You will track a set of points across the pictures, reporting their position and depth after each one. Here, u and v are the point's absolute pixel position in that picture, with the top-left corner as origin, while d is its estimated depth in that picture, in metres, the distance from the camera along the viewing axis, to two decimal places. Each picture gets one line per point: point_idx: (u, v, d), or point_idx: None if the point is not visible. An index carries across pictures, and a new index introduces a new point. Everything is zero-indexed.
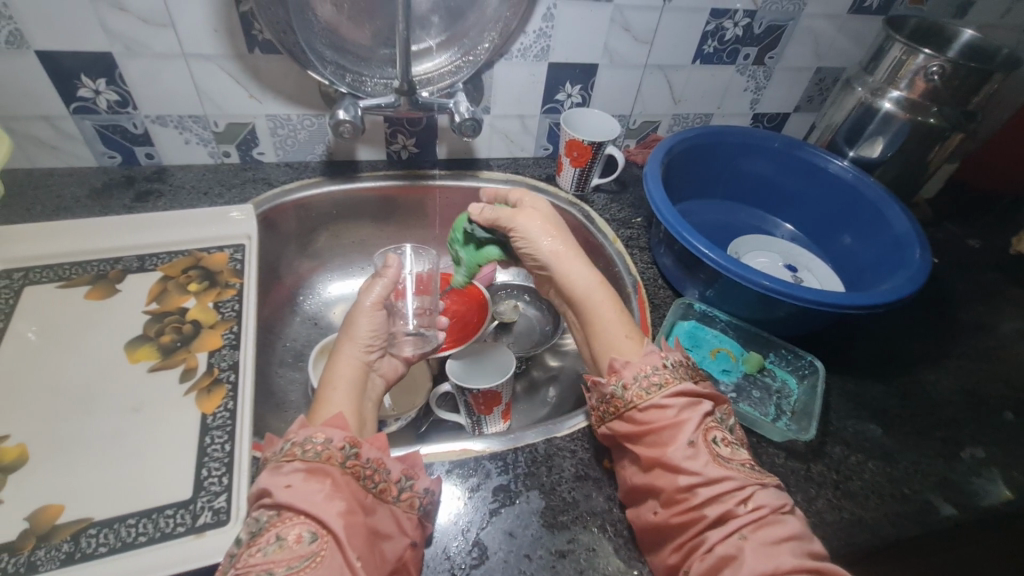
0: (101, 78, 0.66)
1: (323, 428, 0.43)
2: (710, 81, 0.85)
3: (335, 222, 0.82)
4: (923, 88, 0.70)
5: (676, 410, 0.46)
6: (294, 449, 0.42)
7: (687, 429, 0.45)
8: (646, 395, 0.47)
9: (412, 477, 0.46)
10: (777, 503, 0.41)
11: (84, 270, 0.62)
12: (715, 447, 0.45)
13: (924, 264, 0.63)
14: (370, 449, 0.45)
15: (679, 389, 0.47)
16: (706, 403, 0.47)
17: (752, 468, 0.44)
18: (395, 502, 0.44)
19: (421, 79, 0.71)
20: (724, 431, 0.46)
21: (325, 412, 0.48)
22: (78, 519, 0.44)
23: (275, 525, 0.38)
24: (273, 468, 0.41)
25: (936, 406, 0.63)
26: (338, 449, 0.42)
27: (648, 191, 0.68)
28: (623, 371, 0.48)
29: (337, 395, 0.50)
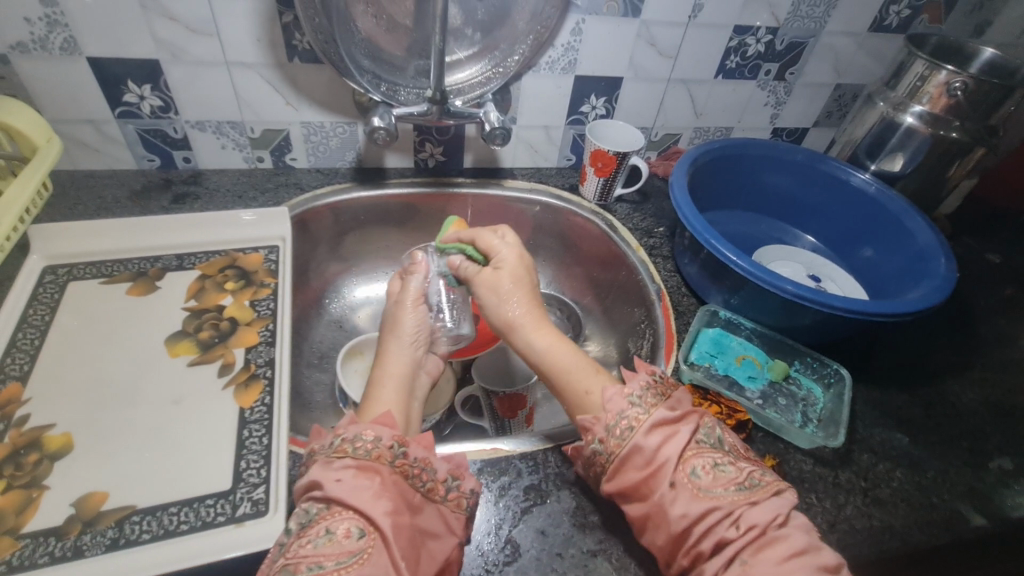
0: (147, 84, 0.69)
1: (372, 427, 0.46)
2: (731, 96, 0.87)
3: (363, 227, 0.84)
4: (945, 103, 0.71)
5: (653, 445, 0.44)
6: (345, 446, 0.44)
7: (665, 472, 0.43)
8: (623, 444, 0.45)
9: (458, 478, 0.47)
10: (767, 521, 0.40)
11: (125, 268, 0.64)
12: (695, 479, 0.43)
13: (950, 274, 0.64)
14: (417, 449, 0.46)
15: (650, 424, 0.45)
16: (683, 429, 0.45)
17: (739, 487, 0.42)
18: (442, 502, 0.45)
19: (453, 89, 0.73)
20: (705, 454, 0.44)
21: (374, 408, 0.51)
22: (121, 506, 0.45)
23: (324, 518, 0.40)
24: (323, 462, 0.43)
25: (963, 417, 0.63)
26: (388, 448, 0.44)
27: (674, 199, 0.69)
28: (594, 427, 0.47)
29: (387, 393, 0.53)
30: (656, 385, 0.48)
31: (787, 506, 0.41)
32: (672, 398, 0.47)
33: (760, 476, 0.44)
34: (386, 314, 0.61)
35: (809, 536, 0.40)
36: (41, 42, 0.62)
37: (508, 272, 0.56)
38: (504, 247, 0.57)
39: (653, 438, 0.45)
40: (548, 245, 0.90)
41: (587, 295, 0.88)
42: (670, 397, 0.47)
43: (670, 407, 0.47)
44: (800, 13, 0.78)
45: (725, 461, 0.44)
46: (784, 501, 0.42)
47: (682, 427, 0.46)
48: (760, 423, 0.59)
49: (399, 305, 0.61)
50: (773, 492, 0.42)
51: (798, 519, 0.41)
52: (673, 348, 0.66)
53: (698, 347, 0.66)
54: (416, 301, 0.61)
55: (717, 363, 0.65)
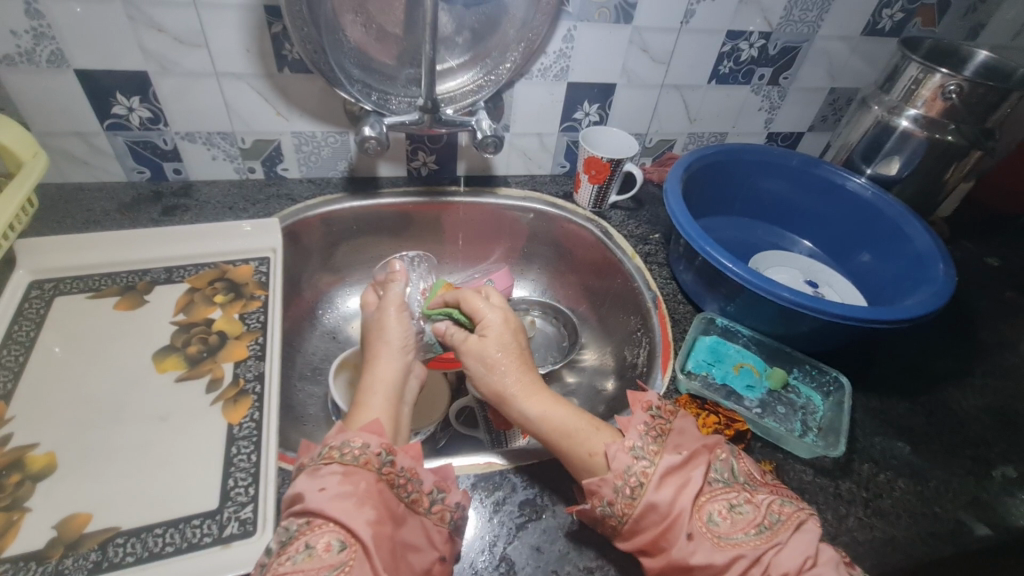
0: (136, 96, 0.68)
1: (359, 432, 0.45)
2: (725, 101, 0.86)
3: (356, 237, 0.83)
4: (940, 106, 0.71)
5: (667, 499, 0.43)
6: (333, 452, 0.43)
7: (681, 525, 0.42)
8: (635, 504, 0.44)
9: (443, 490, 0.47)
10: (799, 566, 0.39)
11: (113, 282, 0.63)
12: (713, 526, 0.42)
13: (949, 279, 0.63)
14: (404, 458, 0.46)
15: (659, 477, 0.44)
16: (695, 476, 0.44)
17: (758, 530, 0.41)
18: (426, 514, 0.45)
19: (445, 97, 0.73)
20: (719, 498, 0.43)
21: (364, 416, 0.50)
22: (105, 528, 0.43)
23: (304, 533, 0.39)
24: (311, 470, 0.43)
25: (964, 424, 0.62)
26: (376, 454, 0.44)
27: (669, 206, 0.68)
28: (601, 490, 0.45)
29: (376, 399, 0.52)
30: (654, 426, 0.47)
31: (813, 543, 0.40)
32: (671, 434, 0.47)
33: (778, 510, 0.43)
34: (369, 321, 0.60)
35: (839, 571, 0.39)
36: (28, 55, 0.62)
37: (496, 337, 0.56)
38: (490, 310, 0.58)
39: (664, 491, 0.43)
40: (543, 253, 0.89)
41: (583, 303, 0.87)
42: (668, 433, 0.47)
43: (673, 449, 0.46)
44: (793, 18, 0.78)
45: (740, 502, 0.43)
46: (809, 536, 0.41)
47: (692, 475, 0.44)
48: (759, 433, 0.58)
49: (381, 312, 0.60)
50: (794, 527, 0.42)
51: (825, 553, 0.41)
52: (669, 356, 0.65)
53: (695, 355, 0.66)
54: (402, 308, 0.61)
55: (714, 372, 0.64)
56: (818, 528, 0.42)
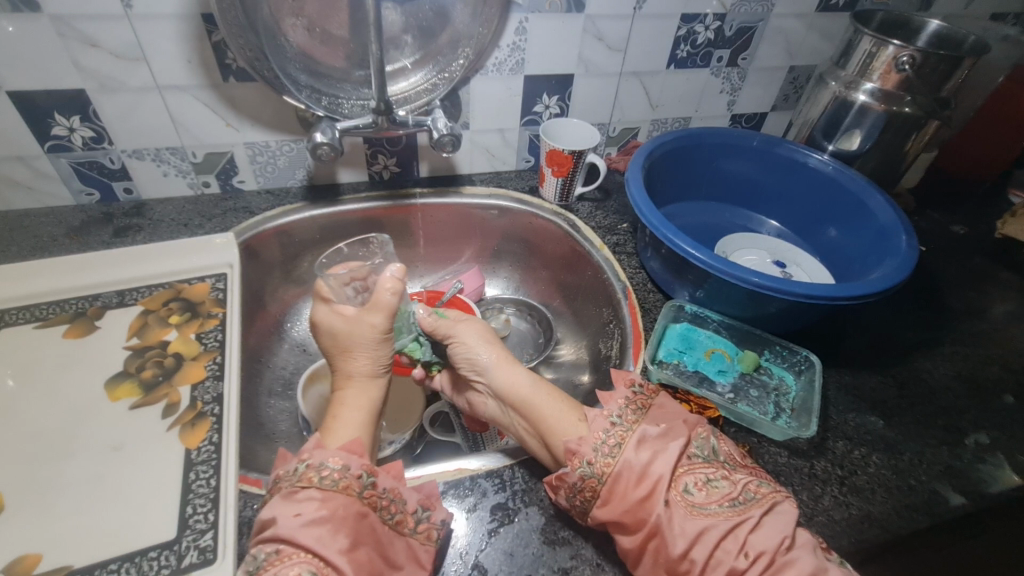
0: (76, 116, 0.66)
1: (338, 453, 0.44)
2: (685, 85, 0.86)
3: (319, 246, 0.81)
4: (896, 79, 0.71)
5: (644, 461, 0.44)
6: (310, 475, 0.43)
7: (658, 491, 0.43)
8: (613, 462, 0.44)
9: (429, 508, 0.46)
10: (775, 545, 0.39)
11: (62, 309, 0.61)
12: (689, 496, 0.43)
13: (912, 250, 0.63)
14: (387, 478, 0.45)
15: (637, 441, 0.45)
16: (674, 443, 0.45)
17: (734, 503, 0.42)
18: (412, 535, 0.43)
19: (398, 98, 0.72)
20: (697, 470, 0.44)
21: (343, 433, 0.48)
22: (56, 568, 0.42)
23: (272, 565, 0.38)
24: (286, 494, 0.42)
25: (935, 393, 0.62)
26: (356, 478, 0.43)
27: (630, 196, 0.67)
28: (581, 450, 0.46)
29: (353, 416, 0.50)
30: (635, 399, 0.49)
31: (789, 524, 0.40)
32: (652, 409, 0.48)
33: (756, 488, 0.43)
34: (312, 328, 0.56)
35: (814, 557, 0.39)
36: None
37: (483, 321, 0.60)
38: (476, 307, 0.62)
39: (642, 454, 0.45)
40: (513, 250, 0.88)
41: (556, 298, 0.86)
42: (649, 408, 0.48)
43: (651, 421, 0.47)
44: None
45: (717, 476, 0.43)
46: (784, 517, 0.41)
47: (674, 441, 0.45)
48: (732, 418, 0.57)
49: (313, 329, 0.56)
50: (769, 506, 0.41)
51: (801, 537, 0.41)
52: (640, 346, 0.64)
53: (666, 344, 0.65)
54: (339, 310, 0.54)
55: (686, 359, 0.64)
56: (794, 510, 0.42)
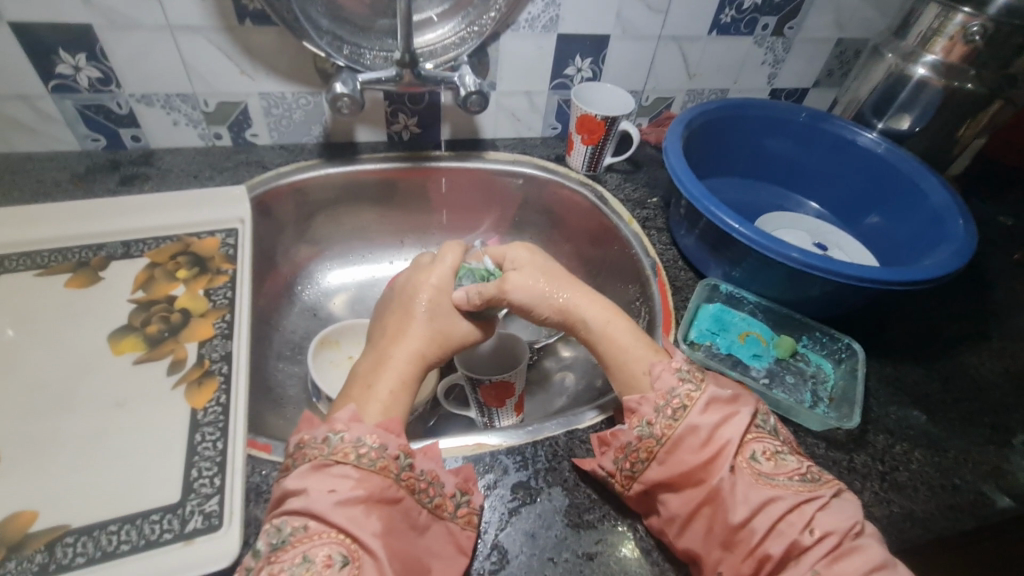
0: (82, 53, 0.61)
1: (374, 430, 0.41)
2: (727, 53, 0.80)
3: (333, 207, 0.77)
4: (962, 51, 0.66)
5: (712, 424, 0.43)
6: (346, 450, 0.40)
7: (725, 457, 0.41)
8: (675, 425, 0.43)
9: (467, 493, 0.43)
10: (845, 527, 0.38)
11: (65, 257, 0.58)
12: (756, 464, 0.42)
13: (969, 236, 0.59)
14: (425, 461, 0.43)
15: (705, 403, 0.44)
16: (743, 410, 0.44)
17: (803, 479, 0.41)
18: (452, 519, 0.41)
19: (424, 51, 0.67)
20: (765, 440, 0.43)
21: (377, 403, 0.45)
22: (53, 526, 0.39)
23: (301, 542, 0.36)
24: (319, 467, 0.39)
25: (982, 390, 0.59)
26: (394, 458, 0.40)
27: (669, 164, 0.63)
28: (641, 409, 0.45)
29: (385, 387, 0.47)
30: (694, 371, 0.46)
31: (858, 511, 0.40)
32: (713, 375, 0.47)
33: (820, 470, 0.42)
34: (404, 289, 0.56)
35: (883, 546, 0.38)
36: None
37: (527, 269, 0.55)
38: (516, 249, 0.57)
39: (710, 417, 0.43)
40: (535, 221, 0.84)
41: (577, 272, 0.82)
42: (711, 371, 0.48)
43: (717, 385, 0.46)
44: None
45: (785, 450, 0.42)
46: (852, 504, 0.40)
47: (742, 408, 0.44)
48: (767, 405, 0.54)
49: (414, 291, 0.54)
50: (838, 489, 0.41)
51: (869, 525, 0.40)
52: (671, 325, 0.61)
53: (699, 324, 0.61)
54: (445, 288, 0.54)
55: (719, 341, 0.60)
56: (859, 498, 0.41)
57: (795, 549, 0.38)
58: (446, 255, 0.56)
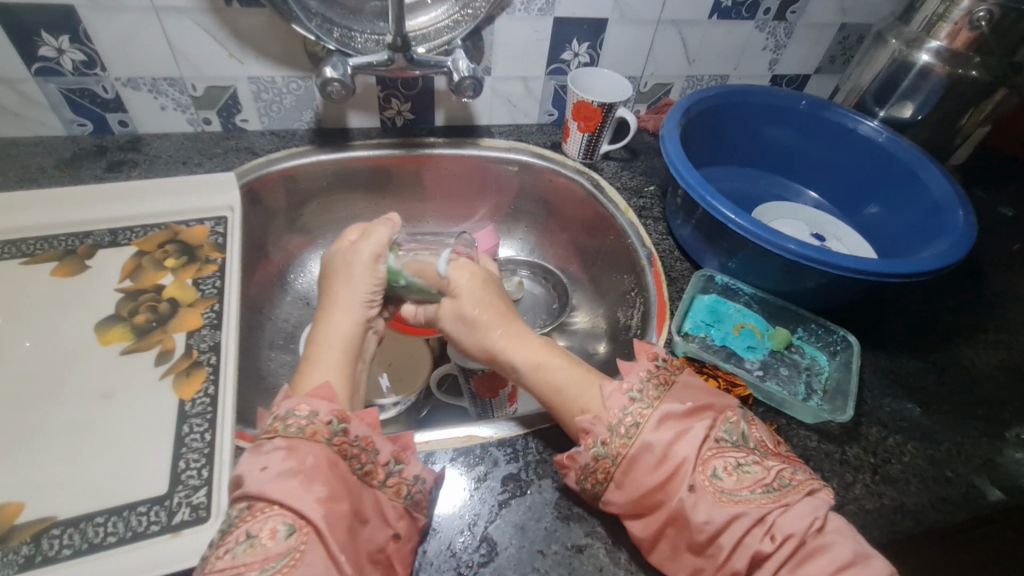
0: (65, 35, 0.60)
1: (308, 399, 0.41)
2: (727, 38, 0.79)
3: (326, 194, 0.76)
4: (967, 36, 0.65)
5: (665, 441, 0.40)
6: (276, 425, 0.39)
7: (682, 475, 0.39)
8: (630, 444, 0.41)
9: (402, 462, 0.42)
10: (805, 529, 0.36)
11: (50, 245, 0.57)
12: (717, 481, 0.39)
13: (969, 227, 0.59)
14: (359, 426, 0.41)
15: (658, 419, 0.41)
16: (698, 424, 0.41)
17: (767, 489, 0.38)
18: (381, 488, 0.41)
19: (417, 35, 0.66)
20: (726, 454, 0.40)
21: (314, 377, 0.45)
22: (39, 518, 0.39)
23: (245, 520, 0.35)
24: (255, 447, 0.39)
25: (976, 382, 0.59)
26: (324, 424, 0.39)
27: (666, 152, 0.62)
28: (595, 429, 0.43)
29: (332, 355, 0.47)
30: (658, 374, 0.45)
31: (823, 509, 0.37)
32: (675, 386, 0.44)
33: (791, 475, 0.40)
34: (332, 263, 0.54)
35: (854, 543, 0.36)
36: None
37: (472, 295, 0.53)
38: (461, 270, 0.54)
39: (664, 434, 0.41)
40: (531, 210, 0.83)
41: (573, 262, 0.82)
42: (673, 385, 0.44)
43: (674, 399, 0.43)
44: None
45: (749, 461, 0.40)
46: (820, 503, 0.38)
47: (698, 420, 0.41)
48: (761, 397, 0.54)
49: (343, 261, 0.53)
50: (806, 492, 0.38)
51: (835, 521, 0.37)
52: (665, 317, 0.60)
53: (693, 316, 0.61)
54: (371, 264, 0.53)
55: (713, 333, 0.60)
56: (831, 497, 0.39)
57: (757, 561, 0.36)
58: (378, 232, 0.54)
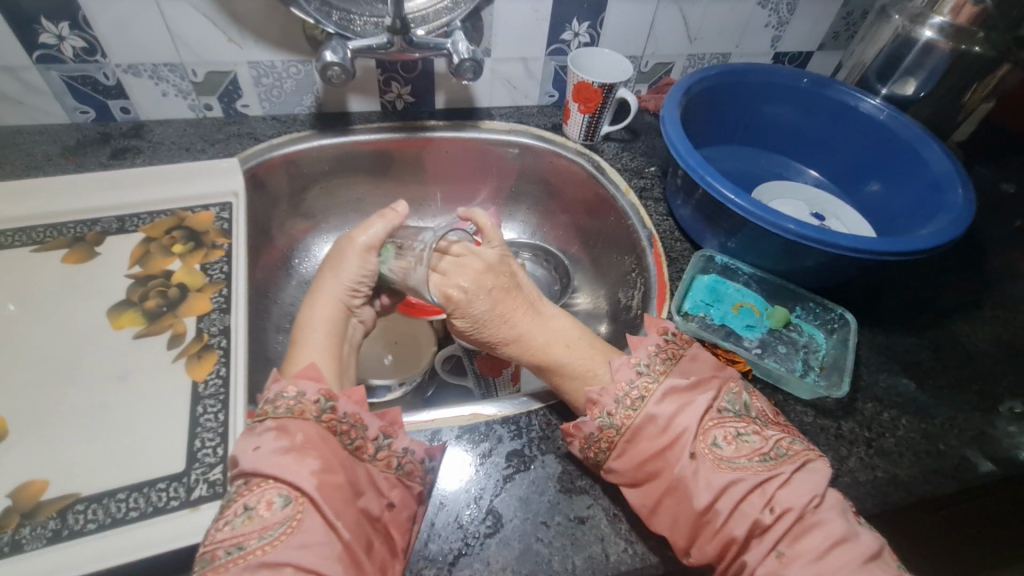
0: (64, 22, 0.60)
1: (296, 380, 0.42)
2: (728, 15, 0.78)
3: (329, 178, 0.77)
4: (971, 11, 0.65)
5: (669, 413, 0.42)
6: (266, 407, 0.40)
7: (682, 444, 0.41)
8: (635, 415, 0.43)
9: (390, 436, 0.43)
10: (804, 502, 0.37)
11: (60, 233, 0.58)
12: (717, 449, 0.41)
13: (969, 205, 0.59)
14: (348, 403, 0.42)
15: (662, 393, 0.43)
16: (699, 398, 0.43)
17: (764, 458, 0.40)
18: (372, 461, 0.41)
19: (416, 17, 0.66)
20: (727, 424, 0.42)
21: (301, 358, 0.47)
22: (64, 495, 0.41)
23: (242, 494, 0.37)
24: (248, 430, 0.40)
25: (972, 358, 0.60)
26: (311, 403, 0.40)
27: (665, 133, 0.62)
28: (602, 400, 0.44)
29: (317, 339, 0.48)
30: (666, 348, 0.46)
31: (820, 481, 0.39)
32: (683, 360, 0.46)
33: (788, 445, 0.41)
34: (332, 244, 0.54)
35: (844, 519, 0.37)
36: None
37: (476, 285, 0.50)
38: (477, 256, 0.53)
39: (666, 406, 0.43)
40: (531, 192, 0.83)
41: (574, 244, 0.82)
42: (681, 358, 0.46)
43: (679, 373, 0.45)
44: None
45: (747, 431, 0.41)
46: (816, 475, 0.39)
47: (698, 395, 0.43)
48: (759, 374, 0.55)
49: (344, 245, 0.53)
50: (802, 463, 0.40)
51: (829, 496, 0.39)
52: (665, 298, 0.61)
53: (693, 296, 0.62)
54: (364, 256, 0.52)
55: (713, 312, 0.60)
56: (828, 468, 0.40)
57: (757, 528, 0.38)
58: (372, 224, 0.53)
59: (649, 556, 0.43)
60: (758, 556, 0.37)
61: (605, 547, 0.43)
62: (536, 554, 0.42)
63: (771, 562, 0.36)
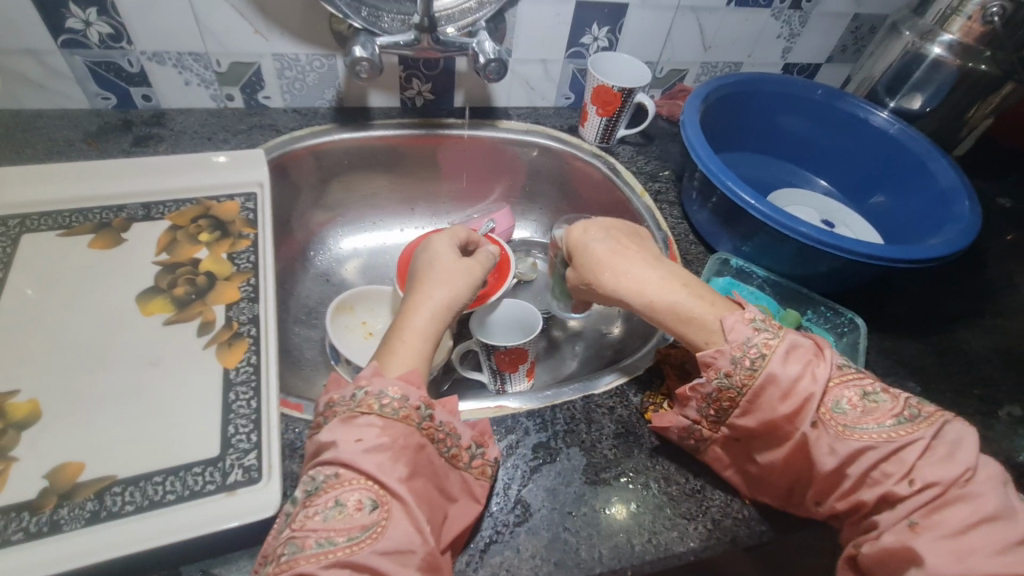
0: (92, 8, 0.60)
1: (398, 382, 0.42)
2: (743, 25, 0.80)
3: (348, 172, 0.77)
4: (979, 30, 0.67)
5: (793, 374, 0.43)
6: (370, 401, 0.41)
7: (809, 409, 0.42)
8: (756, 374, 0.44)
9: (482, 445, 0.45)
10: (950, 476, 0.38)
11: (86, 218, 0.58)
12: (842, 413, 0.42)
13: (974, 218, 0.62)
14: (444, 413, 0.43)
15: (785, 352, 0.44)
16: (824, 363, 0.44)
17: (899, 420, 0.41)
18: (467, 469, 0.43)
19: (444, 15, 0.67)
20: (851, 385, 0.43)
21: (398, 359, 0.46)
22: (100, 477, 0.41)
23: (333, 487, 0.37)
24: (338, 416, 0.40)
25: (973, 363, 0.62)
26: (415, 408, 0.41)
27: (687, 137, 0.64)
28: (717, 362, 0.45)
29: (415, 340, 0.48)
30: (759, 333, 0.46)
31: (956, 444, 0.40)
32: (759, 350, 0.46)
33: (919, 405, 0.42)
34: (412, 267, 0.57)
35: (997, 490, 0.38)
36: None
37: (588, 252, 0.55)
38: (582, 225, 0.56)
39: (791, 367, 0.44)
40: (547, 192, 0.85)
41: None
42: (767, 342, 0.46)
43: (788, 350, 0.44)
44: None
45: (875, 392, 0.43)
46: (956, 435, 0.40)
47: (822, 359, 0.44)
48: None
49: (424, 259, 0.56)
50: (938, 424, 0.41)
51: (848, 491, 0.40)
52: None
53: None
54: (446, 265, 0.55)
55: None
56: (969, 427, 0.41)
57: (890, 495, 0.40)
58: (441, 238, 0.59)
59: (672, 546, 0.44)
60: (890, 520, 0.39)
61: (630, 537, 0.44)
62: (564, 543, 0.43)
63: (903, 529, 0.38)
